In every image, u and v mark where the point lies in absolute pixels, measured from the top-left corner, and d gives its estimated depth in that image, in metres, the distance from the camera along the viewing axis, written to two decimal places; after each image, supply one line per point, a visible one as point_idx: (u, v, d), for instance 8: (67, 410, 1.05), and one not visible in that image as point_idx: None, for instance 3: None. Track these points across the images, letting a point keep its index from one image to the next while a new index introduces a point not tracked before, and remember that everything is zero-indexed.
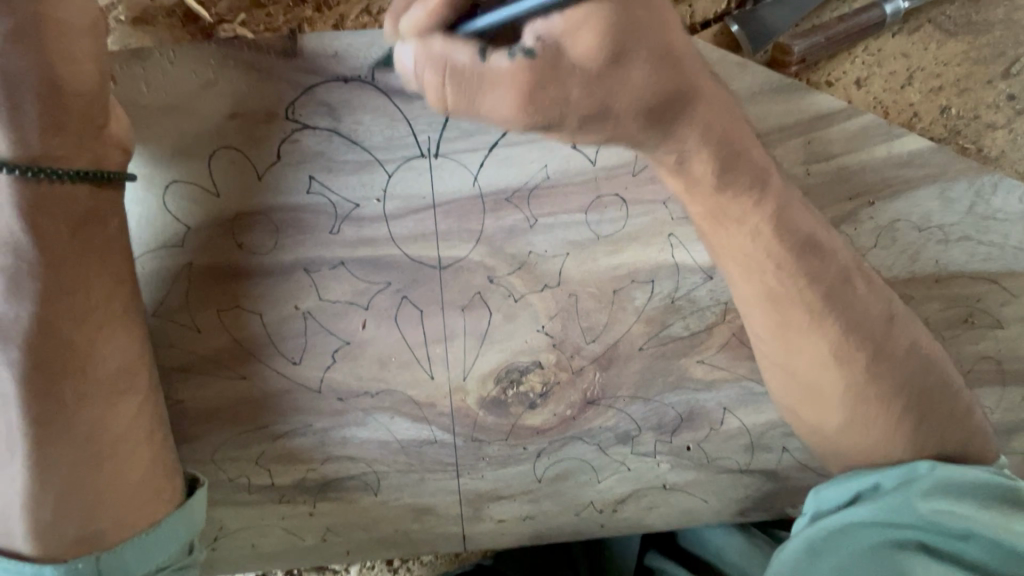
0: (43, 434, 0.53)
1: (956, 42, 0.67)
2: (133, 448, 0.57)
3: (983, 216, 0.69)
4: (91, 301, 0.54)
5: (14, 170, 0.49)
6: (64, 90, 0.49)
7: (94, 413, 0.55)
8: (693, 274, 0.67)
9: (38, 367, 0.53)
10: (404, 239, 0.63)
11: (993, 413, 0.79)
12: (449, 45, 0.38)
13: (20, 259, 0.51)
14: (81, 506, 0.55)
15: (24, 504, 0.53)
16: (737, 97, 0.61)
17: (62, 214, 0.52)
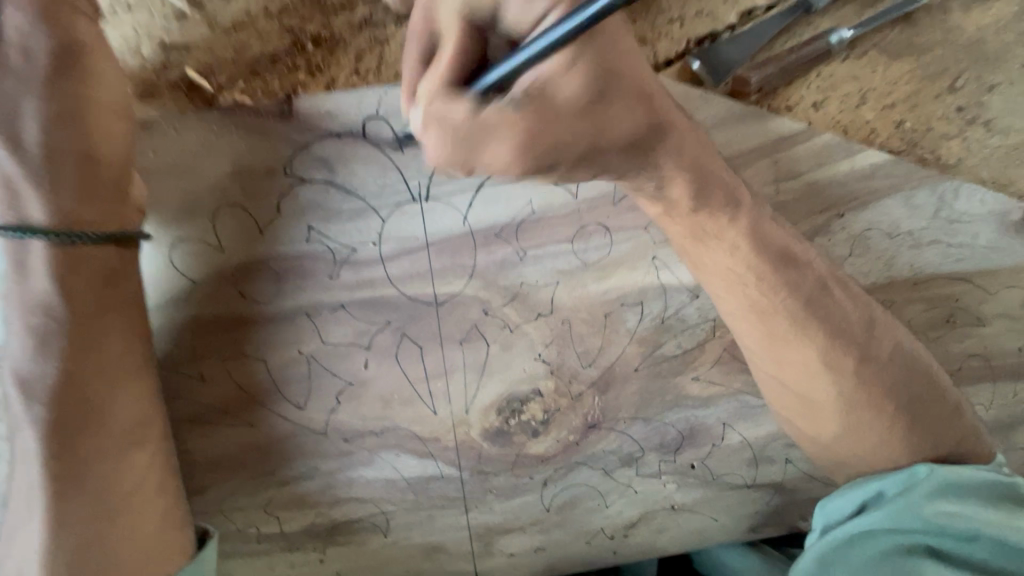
0: (63, 486, 0.58)
1: (903, 63, 0.73)
2: (141, 502, 0.60)
3: (949, 220, 0.73)
4: (105, 359, 0.58)
5: (50, 235, 0.56)
6: (95, 162, 0.56)
7: (107, 465, 0.59)
8: (679, 293, 0.70)
9: (60, 421, 0.58)
10: (401, 279, 0.65)
11: (989, 410, 0.80)
12: (449, 104, 0.41)
13: (50, 321, 0.57)
14: (95, 557, 0.58)
15: (45, 552, 0.57)
16: (704, 126, 0.66)
17: (88, 282, 0.58)
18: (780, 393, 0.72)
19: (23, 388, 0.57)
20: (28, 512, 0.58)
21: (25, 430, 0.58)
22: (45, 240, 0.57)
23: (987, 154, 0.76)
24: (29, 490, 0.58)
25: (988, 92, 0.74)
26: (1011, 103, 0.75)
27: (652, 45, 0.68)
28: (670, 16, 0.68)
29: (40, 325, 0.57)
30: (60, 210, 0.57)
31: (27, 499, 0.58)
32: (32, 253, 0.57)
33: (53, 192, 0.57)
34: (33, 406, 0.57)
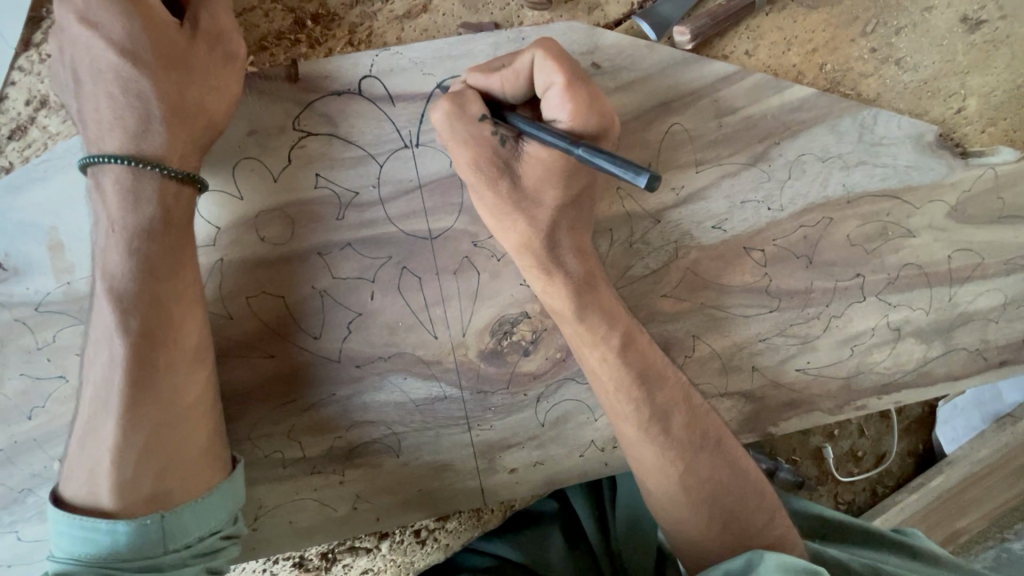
0: (138, 395, 0.63)
1: (819, 13, 0.85)
2: (196, 421, 0.67)
3: (872, 143, 0.84)
4: (182, 281, 0.65)
5: (127, 161, 0.61)
6: (160, 101, 0.61)
7: (177, 379, 0.65)
8: (643, 219, 0.80)
9: (144, 335, 0.63)
10: (399, 218, 0.75)
11: (928, 314, 0.90)
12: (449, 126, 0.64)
13: (123, 245, 0.62)
14: (158, 465, 0.64)
15: (113, 459, 0.62)
16: (652, 72, 0.77)
17: (157, 210, 0.63)
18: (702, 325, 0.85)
19: (109, 302, 0.62)
20: (95, 424, 0.63)
21: (106, 344, 0.62)
22: (124, 165, 0.61)
23: (902, 88, 0.87)
24: (99, 401, 0.63)
25: (895, 35, 0.86)
26: (915, 44, 0.87)
27: (602, 9, 0.80)
28: None
29: (123, 247, 0.62)
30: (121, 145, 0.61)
31: (98, 406, 0.62)
32: (109, 175, 0.61)
33: (118, 123, 0.61)
34: (125, 321, 0.62)
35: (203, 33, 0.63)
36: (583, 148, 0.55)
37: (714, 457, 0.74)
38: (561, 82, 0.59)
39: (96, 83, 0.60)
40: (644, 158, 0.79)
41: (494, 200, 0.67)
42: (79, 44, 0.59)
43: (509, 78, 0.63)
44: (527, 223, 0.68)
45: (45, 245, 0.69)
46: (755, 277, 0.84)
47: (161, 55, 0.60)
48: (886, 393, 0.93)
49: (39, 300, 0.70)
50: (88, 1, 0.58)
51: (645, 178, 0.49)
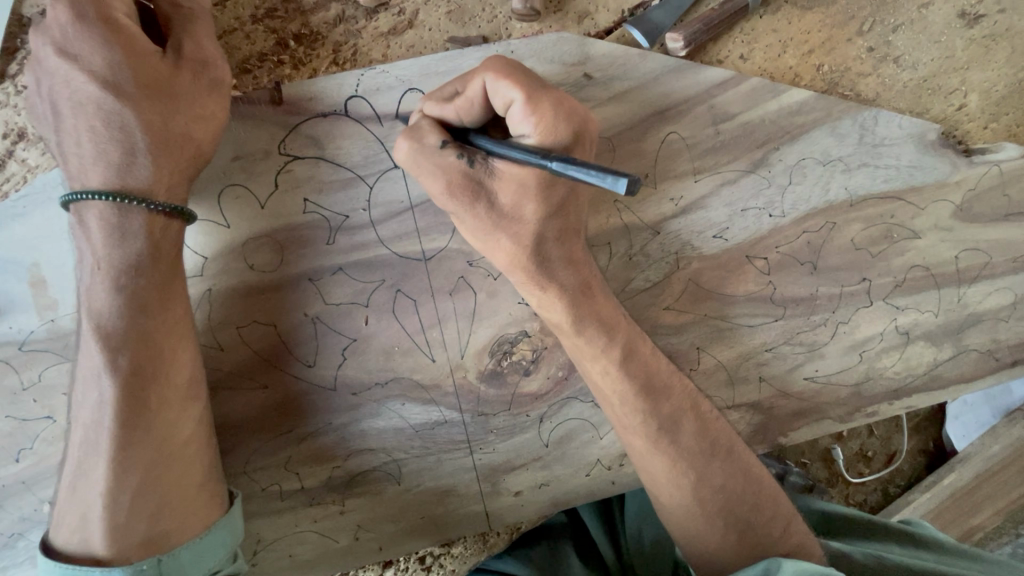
0: (129, 435, 0.60)
1: (813, 14, 0.83)
2: (191, 459, 0.65)
3: (873, 144, 0.82)
4: (173, 316, 0.63)
5: (111, 197, 0.58)
6: (142, 132, 0.59)
7: (170, 416, 0.63)
8: (642, 231, 0.78)
9: (132, 373, 0.60)
10: (390, 240, 0.73)
11: (938, 315, 0.88)
12: (413, 156, 0.58)
13: (108, 281, 0.60)
14: (154, 506, 0.61)
15: (105, 504, 0.59)
16: (645, 81, 0.75)
17: (143, 245, 0.60)
18: (709, 337, 0.82)
19: (96, 340, 0.60)
20: (85, 468, 0.60)
21: (93, 385, 0.60)
22: (108, 202, 0.59)
23: (902, 87, 0.85)
24: (89, 444, 0.60)
25: (892, 33, 0.85)
26: (913, 41, 0.85)
27: (592, 19, 0.78)
28: None
29: (109, 282, 0.60)
30: (102, 180, 0.59)
31: (87, 449, 0.60)
32: (93, 211, 0.59)
33: (102, 156, 0.59)
34: (113, 359, 0.60)
35: (186, 59, 0.60)
36: (557, 161, 0.50)
37: (725, 466, 0.72)
38: (521, 97, 0.54)
39: (77, 117, 0.58)
40: (641, 169, 0.77)
41: (474, 222, 0.61)
42: (58, 77, 0.57)
43: (464, 105, 0.58)
44: (512, 240, 0.62)
45: (27, 282, 0.67)
46: (759, 286, 0.82)
47: (144, 84, 0.58)
48: (896, 398, 0.91)
49: (22, 338, 0.68)
50: (67, 32, 0.56)
51: (624, 183, 0.44)
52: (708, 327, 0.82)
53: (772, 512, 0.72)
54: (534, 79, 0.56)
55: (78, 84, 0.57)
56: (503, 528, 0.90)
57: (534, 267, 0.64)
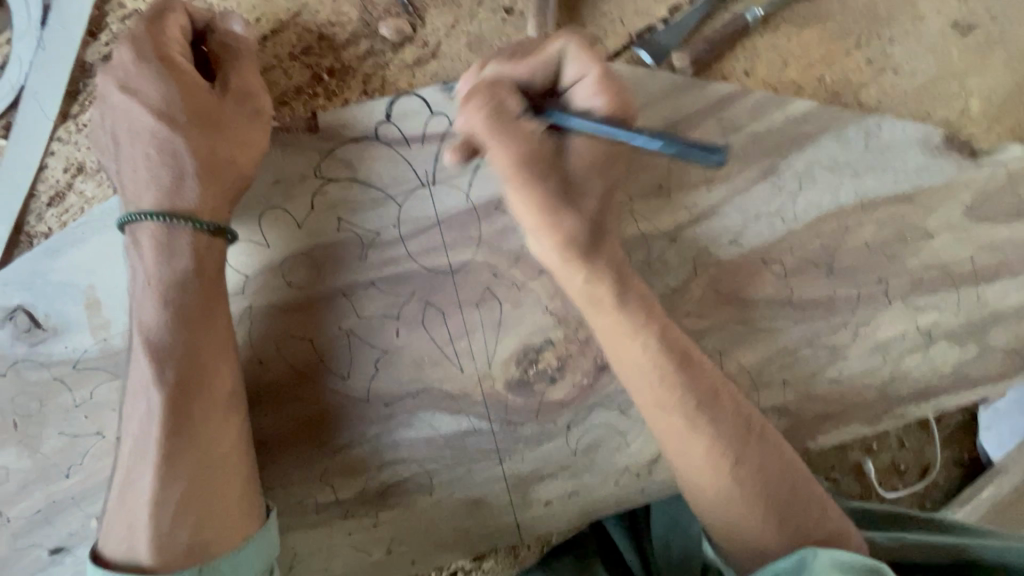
0: (174, 446, 0.63)
1: (812, 31, 0.87)
2: (233, 469, 0.67)
3: (879, 149, 0.84)
4: (216, 330, 0.66)
5: (162, 218, 0.63)
6: (190, 157, 0.64)
7: (212, 427, 0.65)
8: (660, 239, 0.81)
9: (177, 387, 0.64)
10: (419, 254, 0.77)
11: (959, 314, 0.89)
12: (489, 117, 0.60)
13: (158, 298, 0.64)
14: (196, 518, 0.63)
15: (152, 513, 0.62)
16: (655, 98, 0.79)
17: (192, 264, 0.65)
18: (731, 338, 0.84)
19: (146, 354, 0.63)
20: (135, 478, 0.63)
21: (143, 397, 0.63)
22: (159, 223, 0.63)
23: (903, 95, 0.89)
24: (138, 454, 0.63)
25: (889, 45, 0.89)
26: (909, 52, 0.89)
27: (603, 44, 0.83)
28: (612, 19, 0.83)
29: (158, 298, 0.64)
30: (155, 202, 0.64)
31: (136, 459, 0.63)
32: (145, 231, 0.64)
33: (155, 181, 0.64)
34: (160, 371, 0.63)
35: (233, 93, 0.66)
36: (646, 133, 0.59)
37: (766, 456, 0.72)
38: (594, 73, 0.62)
39: (135, 146, 0.64)
40: (655, 179, 0.80)
41: (533, 189, 0.62)
42: (119, 110, 0.63)
43: (529, 73, 0.64)
44: (567, 214, 0.64)
45: (83, 305, 0.72)
46: (777, 289, 0.84)
47: (194, 114, 0.63)
48: (924, 399, 0.90)
49: (76, 358, 0.72)
50: (129, 72, 0.63)
51: (722, 156, 0.59)
52: (729, 327, 0.83)
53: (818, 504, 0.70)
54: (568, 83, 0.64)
55: (137, 116, 0.63)
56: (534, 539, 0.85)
57: (582, 245, 0.65)
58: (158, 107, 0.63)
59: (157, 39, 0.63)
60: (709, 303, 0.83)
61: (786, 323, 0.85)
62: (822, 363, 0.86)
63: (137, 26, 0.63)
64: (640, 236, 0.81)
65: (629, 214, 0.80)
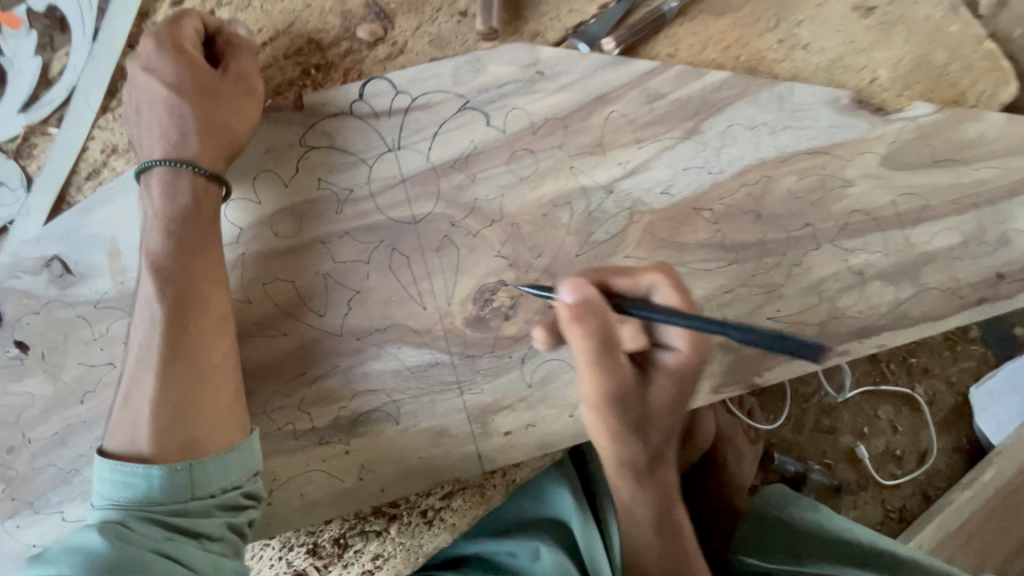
0: (172, 354, 0.76)
1: (726, 19, 1.01)
2: (222, 380, 0.79)
3: (793, 110, 0.96)
4: (211, 260, 0.80)
5: (170, 164, 0.79)
6: (190, 118, 0.80)
7: (204, 341, 0.78)
8: (597, 191, 0.92)
9: (175, 304, 0.77)
10: (387, 208, 0.89)
11: (888, 255, 0.96)
12: (588, 326, 0.66)
13: (165, 232, 0.79)
14: (188, 418, 0.74)
15: (151, 410, 0.74)
16: (586, 74, 0.93)
17: (192, 204, 0.79)
18: (670, 278, 0.92)
19: (152, 278, 0.77)
20: (138, 382, 0.75)
21: (148, 313, 0.77)
22: (167, 169, 0.79)
23: (815, 68, 1.02)
24: (142, 361, 0.76)
25: (797, 27, 1.02)
26: (816, 32, 1.02)
27: (544, 36, 0.99)
28: (551, 17, 0.99)
29: (164, 233, 0.79)
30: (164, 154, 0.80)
31: (141, 365, 0.76)
32: (155, 176, 0.79)
33: (164, 138, 0.80)
34: (162, 291, 0.77)
35: (230, 75, 0.83)
36: (736, 329, 0.63)
37: (649, 478, 0.80)
38: (673, 286, 0.72)
39: (152, 112, 0.81)
40: (591, 141, 0.93)
41: (599, 363, 0.69)
42: (143, 87, 0.81)
43: (631, 284, 0.73)
44: (618, 367, 0.70)
45: (106, 253, 0.86)
46: (709, 233, 0.93)
47: (197, 87, 0.80)
48: (866, 337, 0.95)
49: (97, 298, 0.86)
50: (152, 57, 0.81)
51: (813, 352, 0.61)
52: (667, 268, 0.92)
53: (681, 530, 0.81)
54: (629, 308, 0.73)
55: (155, 91, 0.80)
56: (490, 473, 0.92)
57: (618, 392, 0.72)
58: (171, 81, 0.80)
59: (175, 36, 0.81)
60: (647, 247, 0.92)
61: (721, 264, 0.93)
62: (759, 301, 0.93)
63: (160, 25, 0.82)
64: (580, 189, 0.92)
65: (569, 171, 0.92)
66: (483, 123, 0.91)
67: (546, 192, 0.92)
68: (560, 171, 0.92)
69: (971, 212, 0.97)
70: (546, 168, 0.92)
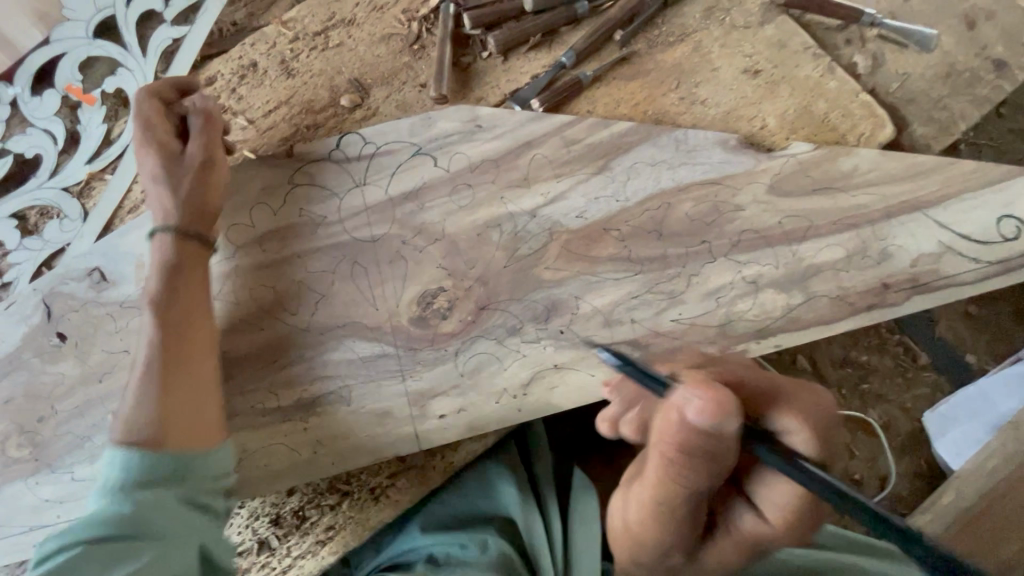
0: (173, 373, 0.97)
1: (635, 82, 1.25)
2: (209, 391, 1.00)
3: (688, 150, 1.15)
4: (200, 304, 1.02)
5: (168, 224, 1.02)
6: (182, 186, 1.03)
7: (198, 361, 1.00)
8: (523, 215, 1.12)
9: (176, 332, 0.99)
10: (352, 230, 1.12)
11: (779, 267, 1.10)
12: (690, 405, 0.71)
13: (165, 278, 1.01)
14: (186, 418, 0.96)
15: (153, 414, 0.94)
16: (516, 125, 1.16)
17: (190, 256, 1.03)
18: (584, 286, 1.09)
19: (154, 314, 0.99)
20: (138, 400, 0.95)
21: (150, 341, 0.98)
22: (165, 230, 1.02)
23: (711, 118, 1.23)
24: (143, 376, 0.97)
25: (695, 87, 1.25)
26: (712, 90, 1.24)
27: (486, 100, 1.25)
28: (492, 86, 1.25)
29: (162, 277, 1.01)
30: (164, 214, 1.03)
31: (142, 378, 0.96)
32: (158, 235, 1.03)
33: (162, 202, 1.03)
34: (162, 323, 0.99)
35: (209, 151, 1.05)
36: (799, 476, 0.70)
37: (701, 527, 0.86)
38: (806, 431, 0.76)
39: (150, 178, 1.04)
40: (519, 176, 1.14)
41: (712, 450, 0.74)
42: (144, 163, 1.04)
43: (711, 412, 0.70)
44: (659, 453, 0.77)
45: (133, 265, 1.10)
46: (617, 249, 1.11)
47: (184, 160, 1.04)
48: (762, 338, 1.08)
49: (122, 300, 1.09)
50: (144, 139, 1.04)
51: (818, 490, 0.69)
52: (581, 278, 1.09)
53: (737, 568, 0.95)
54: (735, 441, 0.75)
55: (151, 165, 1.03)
56: (431, 450, 1.09)
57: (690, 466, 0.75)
58: (161, 159, 1.03)
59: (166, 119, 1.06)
60: (564, 260, 1.10)
61: (628, 274, 1.10)
62: (663, 306, 1.09)
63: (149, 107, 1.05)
64: (509, 214, 1.12)
65: (500, 200, 1.13)
66: (431, 164, 1.14)
67: (480, 217, 1.12)
68: (493, 200, 1.13)
69: (853, 230, 1.12)
70: (481, 198, 1.13)
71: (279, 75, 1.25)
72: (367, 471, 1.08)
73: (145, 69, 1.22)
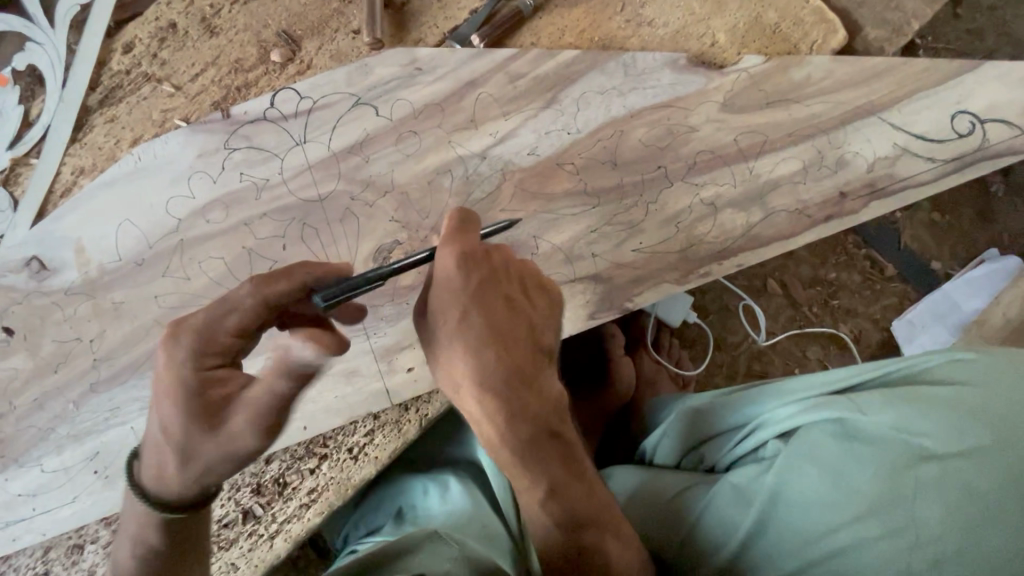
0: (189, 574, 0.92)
1: (579, 9, 1.19)
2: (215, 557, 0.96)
3: (638, 74, 1.11)
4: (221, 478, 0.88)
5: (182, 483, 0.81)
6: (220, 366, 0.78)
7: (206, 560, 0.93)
8: (474, 158, 1.09)
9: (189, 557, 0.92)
10: (299, 190, 1.07)
11: (736, 186, 1.09)
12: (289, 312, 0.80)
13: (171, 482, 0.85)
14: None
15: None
16: (457, 64, 1.11)
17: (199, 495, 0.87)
18: (542, 224, 1.07)
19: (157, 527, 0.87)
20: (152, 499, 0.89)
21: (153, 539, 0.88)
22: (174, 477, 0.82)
23: (660, 40, 1.18)
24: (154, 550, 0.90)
25: (641, 8, 1.19)
26: (659, 10, 1.19)
27: (425, 43, 1.19)
28: (430, 25, 1.19)
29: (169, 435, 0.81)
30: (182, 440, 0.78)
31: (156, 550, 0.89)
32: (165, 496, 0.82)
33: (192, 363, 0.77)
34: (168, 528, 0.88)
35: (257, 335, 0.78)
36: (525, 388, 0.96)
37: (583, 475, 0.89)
38: None
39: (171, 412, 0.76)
40: (465, 118, 1.10)
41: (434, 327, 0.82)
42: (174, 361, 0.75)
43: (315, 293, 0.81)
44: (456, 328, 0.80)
45: (73, 250, 1.05)
46: (573, 184, 1.08)
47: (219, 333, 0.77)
48: (724, 259, 1.08)
49: (66, 287, 1.04)
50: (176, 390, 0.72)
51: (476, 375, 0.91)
52: (538, 216, 1.07)
53: (641, 561, 0.90)
54: (503, 327, 0.80)
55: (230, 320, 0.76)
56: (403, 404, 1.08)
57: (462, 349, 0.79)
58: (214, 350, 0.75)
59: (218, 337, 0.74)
60: (520, 200, 1.07)
61: (586, 208, 1.08)
62: (623, 236, 1.08)
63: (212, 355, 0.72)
64: (459, 158, 1.09)
65: (448, 144, 1.09)
66: (373, 114, 1.09)
67: (430, 164, 1.09)
68: (441, 145, 1.09)
69: (809, 141, 1.10)
70: (429, 144, 1.09)
71: (202, 35, 1.17)
72: (343, 430, 1.09)
73: (55, 41, 1.13)
